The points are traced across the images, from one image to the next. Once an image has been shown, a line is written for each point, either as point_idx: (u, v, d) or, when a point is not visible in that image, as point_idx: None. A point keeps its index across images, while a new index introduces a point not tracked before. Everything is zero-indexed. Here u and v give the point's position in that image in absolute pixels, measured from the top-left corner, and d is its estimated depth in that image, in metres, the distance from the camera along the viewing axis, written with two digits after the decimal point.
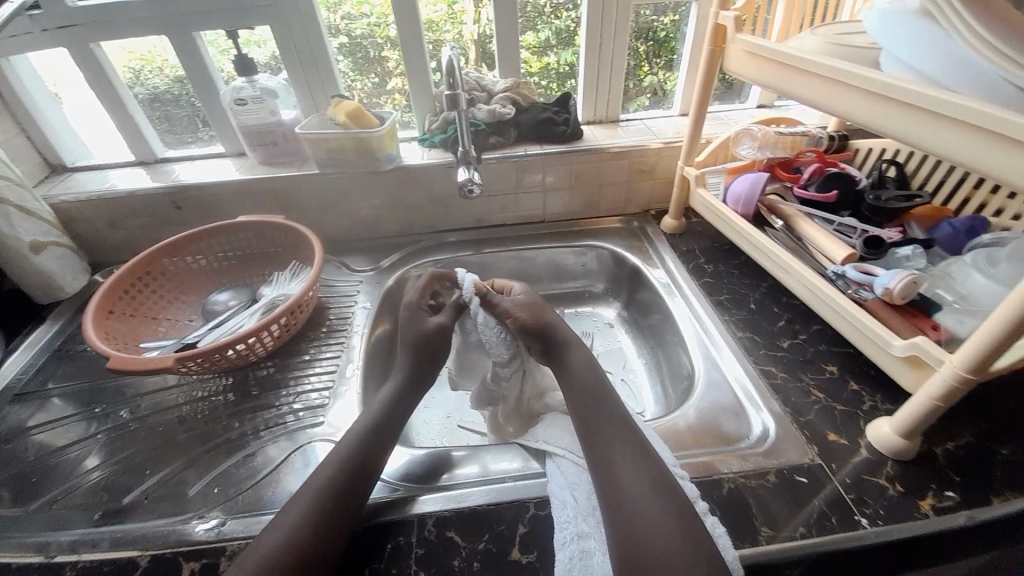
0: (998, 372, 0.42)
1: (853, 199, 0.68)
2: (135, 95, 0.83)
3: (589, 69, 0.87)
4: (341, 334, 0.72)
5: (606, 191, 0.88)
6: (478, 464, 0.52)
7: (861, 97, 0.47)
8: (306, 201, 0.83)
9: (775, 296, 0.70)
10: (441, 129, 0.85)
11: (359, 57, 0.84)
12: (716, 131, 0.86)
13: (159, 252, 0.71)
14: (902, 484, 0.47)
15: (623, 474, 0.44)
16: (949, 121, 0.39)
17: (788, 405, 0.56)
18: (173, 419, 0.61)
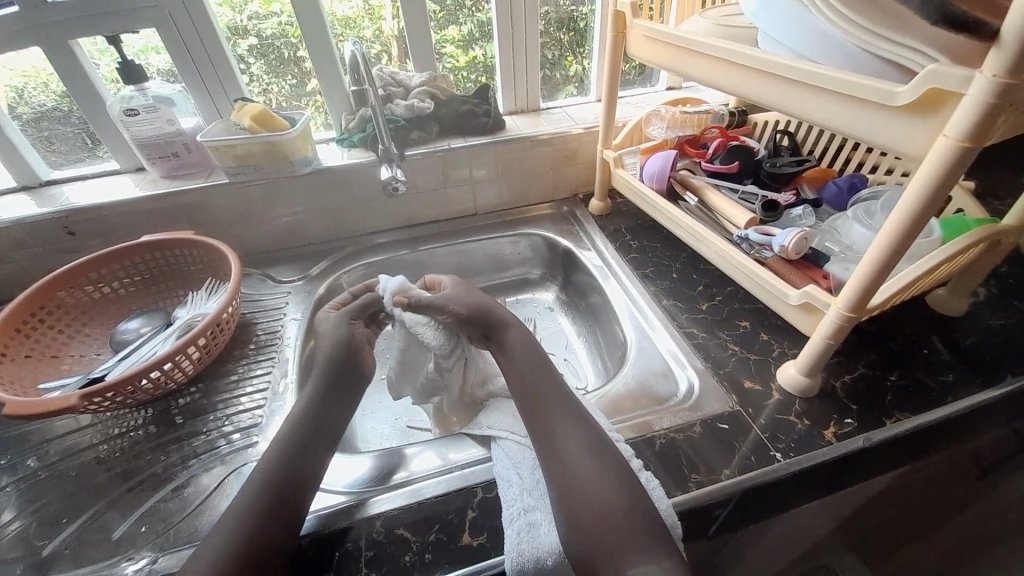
0: (876, 308, 0.48)
1: (752, 167, 0.73)
2: (18, 115, 0.74)
3: (506, 60, 0.88)
4: (271, 349, 0.69)
5: (533, 179, 0.90)
6: (437, 456, 0.52)
7: (746, 72, 0.50)
8: (222, 213, 0.78)
9: (694, 263, 0.75)
10: (359, 127, 0.82)
11: (272, 59, 0.79)
12: (630, 113, 0.90)
13: (55, 283, 0.65)
14: (808, 418, 0.53)
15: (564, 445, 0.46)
16: (816, 89, 0.43)
17: (710, 361, 0.60)
18: (90, 461, 0.56)
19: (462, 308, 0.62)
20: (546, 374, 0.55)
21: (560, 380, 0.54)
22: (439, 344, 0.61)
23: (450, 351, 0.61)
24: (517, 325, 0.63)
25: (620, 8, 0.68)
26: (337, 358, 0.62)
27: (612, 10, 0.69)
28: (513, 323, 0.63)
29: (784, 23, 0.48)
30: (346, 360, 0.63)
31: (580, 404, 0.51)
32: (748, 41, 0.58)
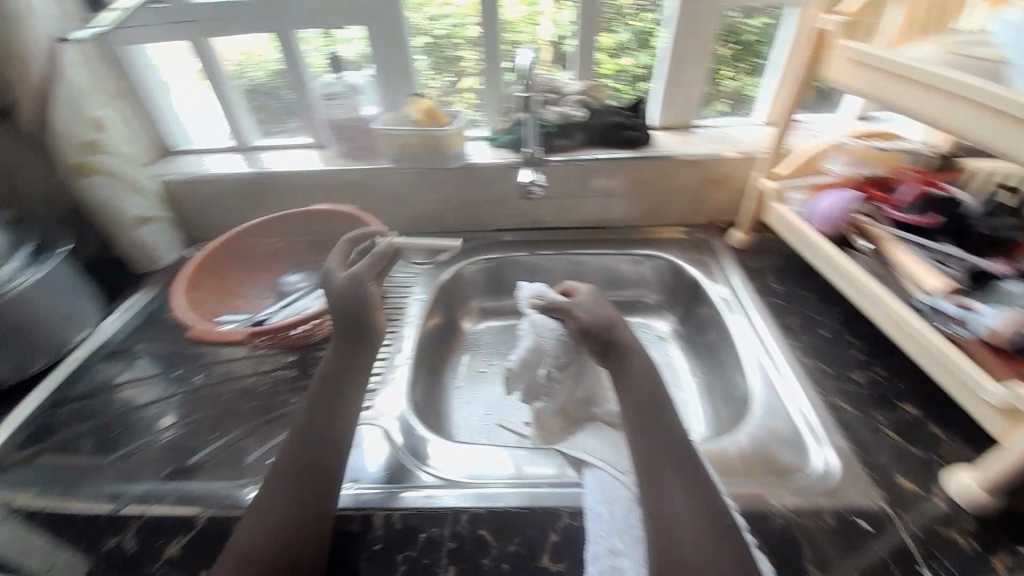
0: None
1: (956, 223, 0.59)
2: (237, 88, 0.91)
3: (671, 71, 0.83)
4: (393, 323, 0.75)
5: (671, 199, 0.85)
6: (513, 465, 0.54)
7: (983, 113, 0.42)
8: (377, 192, 0.87)
9: (851, 323, 0.65)
10: (508, 129, 0.86)
11: (437, 57, 0.87)
12: (802, 142, 0.80)
13: (243, 232, 0.78)
14: (981, 543, 0.42)
15: (673, 506, 0.41)
16: None
17: (855, 441, 0.51)
18: (241, 389, 0.67)
19: (587, 318, 0.59)
20: (665, 414, 0.48)
21: (678, 425, 0.48)
22: (563, 353, 0.61)
23: (568, 364, 0.61)
24: (638, 349, 0.55)
25: (821, 25, 0.60)
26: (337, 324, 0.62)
27: (812, 28, 0.62)
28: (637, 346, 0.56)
29: None
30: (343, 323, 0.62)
31: (699, 462, 0.44)
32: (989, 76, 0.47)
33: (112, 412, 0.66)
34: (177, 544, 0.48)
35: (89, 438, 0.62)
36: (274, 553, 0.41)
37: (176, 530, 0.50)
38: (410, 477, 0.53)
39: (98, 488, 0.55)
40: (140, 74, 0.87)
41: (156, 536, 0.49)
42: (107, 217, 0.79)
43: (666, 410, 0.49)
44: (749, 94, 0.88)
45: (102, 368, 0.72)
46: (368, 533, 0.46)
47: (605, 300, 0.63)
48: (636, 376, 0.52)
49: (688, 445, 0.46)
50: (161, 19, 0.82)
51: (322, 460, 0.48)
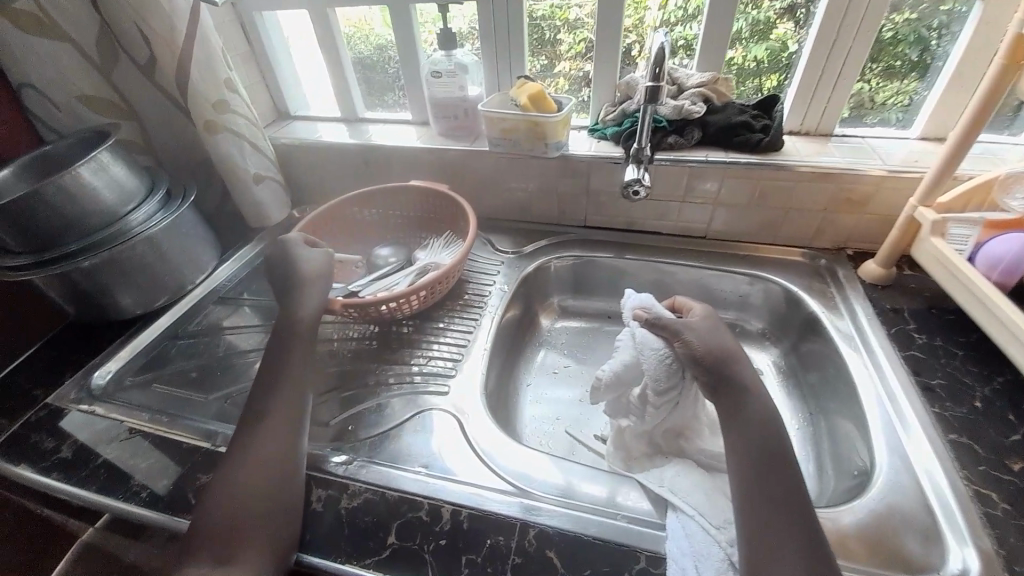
0: None
1: None
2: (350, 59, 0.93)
3: (809, 71, 0.73)
4: (475, 310, 0.74)
5: (793, 217, 0.75)
6: (564, 480, 0.50)
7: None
8: (473, 174, 0.86)
9: (1015, 398, 0.53)
10: (616, 121, 0.80)
11: (533, 39, 0.82)
12: (977, 166, 0.67)
13: (345, 204, 0.80)
14: None
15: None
16: None
17: (1009, 550, 0.42)
18: (328, 351, 0.69)
19: (699, 345, 0.51)
20: (787, 473, 0.42)
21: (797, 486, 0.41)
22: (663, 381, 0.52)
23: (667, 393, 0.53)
24: (759, 390, 0.48)
25: None
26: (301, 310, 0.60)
27: (1013, 33, 0.50)
28: (755, 387, 0.48)
29: None
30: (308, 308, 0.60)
31: (820, 538, 0.38)
32: None
33: (216, 352, 0.72)
34: None
35: (196, 374, 0.68)
36: (225, 534, 0.42)
37: None
38: (475, 470, 0.52)
39: (197, 422, 0.61)
40: (265, 37, 0.92)
41: None
42: (229, 172, 0.84)
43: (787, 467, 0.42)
44: (879, 100, 0.76)
45: (212, 311, 0.78)
46: (436, 525, 0.46)
47: (722, 326, 0.55)
48: (752, 419, 0.45)
49: (811, 515, 0.39)
50: None
51: (286, 450, 0.49)
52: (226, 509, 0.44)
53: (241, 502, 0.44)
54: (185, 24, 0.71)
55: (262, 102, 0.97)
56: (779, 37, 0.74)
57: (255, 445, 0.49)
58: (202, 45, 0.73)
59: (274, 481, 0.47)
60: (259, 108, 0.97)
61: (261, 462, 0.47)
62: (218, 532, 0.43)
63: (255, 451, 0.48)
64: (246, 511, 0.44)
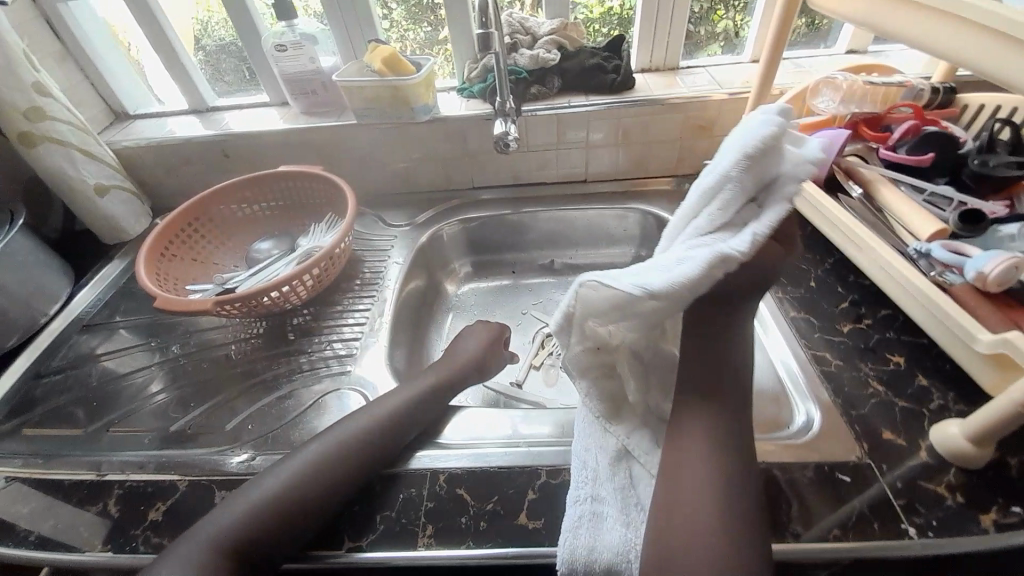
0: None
1: (952, 163, 0.58)
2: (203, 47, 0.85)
3: (647, 12, 0.77)
4: (374, 287, 0.73)
5: (655, 148, 0.81)
6: (509, 426, 0.53)
7: (970, 34, 0.40)
8: (348, 152, 0.83)
9: (841, 273, 0.63)
10: (480, 78, 0.80)
11: (413, 5, 0.80)
12: (793, 80, 0.76)
13: (208, 201, 0.75)
14: (963, 494, 0.42)
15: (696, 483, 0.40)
16: None
17: (839, 395, 0.51)
18: (221, 356, 0.66)
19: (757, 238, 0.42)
20: (738, 404, 0.44)
21: (734, 412, 0.44)
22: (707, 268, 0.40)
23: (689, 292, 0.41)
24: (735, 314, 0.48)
25: None
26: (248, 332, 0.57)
27: None
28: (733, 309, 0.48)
29: None
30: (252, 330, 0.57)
31: (743, 450, 0.42)
32: None
33: (90, 383, 0.65)
34: (159, 510, 0.49)
35: (72, 409, 0.62)
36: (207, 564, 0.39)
37: (156, 497, 0.50)
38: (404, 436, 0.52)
39: (81, 457, 0.55)
40: (76, 28, 0.80)
41: (137, 502, 0.50)
42: (64, 186, 0.74)
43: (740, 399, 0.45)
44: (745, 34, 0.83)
45: (78, 342, 0.70)
46: None
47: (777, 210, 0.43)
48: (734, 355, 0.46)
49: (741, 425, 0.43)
50: None
51: (377, 445, 0.47)
52: (280, 493, 0.43)
53: (297, 485, 0.43)
54: None
55: (92, 104, 0.86)
56: None
57: (337, 445, 0.46)
58: (4, 48, 0.64)
59: (358, 471, 0.45)
60: (88, 111, 0.86)
61: (338, 456, 0.45)
62: (274, 515, 0.41)
63: (328, 453, 0.46)
64: (303, 488, 0.43)
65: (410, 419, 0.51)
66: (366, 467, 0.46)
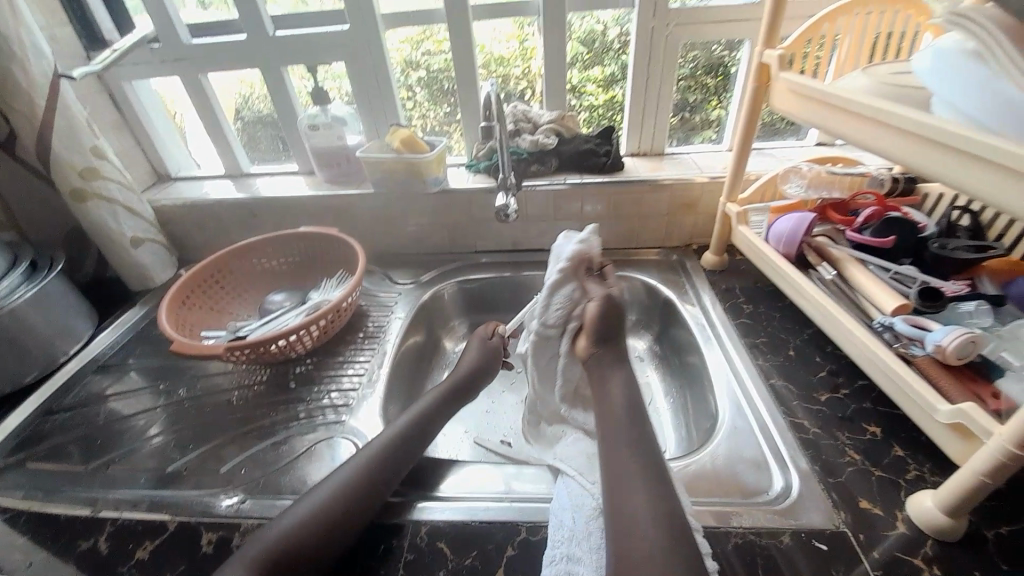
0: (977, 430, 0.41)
1: (914, 246, 0.64)
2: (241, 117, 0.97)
3: (636, 105, 0.88)
4: (375, 340, 0.77)
5: (644, 222, 0.88)
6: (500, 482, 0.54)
7: (901, 136, 0.47)
8: (364, 216, 0.91)
9: (819, 344, 0.66)
10: (487, 156, 0.89)
11: (434, 89, 0.91)
12: (767, 167, 0.85)
13: (231, 255, 0.81)
14: (940, 567, 0.43)
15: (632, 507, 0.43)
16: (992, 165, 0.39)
17: (818, 463, 0.52)
18: (222, 401, 0.69)
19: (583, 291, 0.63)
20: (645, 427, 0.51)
21: (646, 436, 0.50)
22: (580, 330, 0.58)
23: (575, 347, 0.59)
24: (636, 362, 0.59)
25: (765, 60, 0.63)
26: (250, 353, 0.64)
27: (755, 62, 0.65)
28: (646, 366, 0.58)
29: (964, 90, 0.45)
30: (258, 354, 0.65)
31: (663, 467, 0.47)
32: (921, 106, 0.51)
33: (95, 422, 0.67)
34: (145, 549, 0.50)
35: (72, 447, 0.64)
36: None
37: (144, 537, 0.51)
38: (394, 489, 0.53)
39: (77, 493, 0.57)
40: (136, 103, 0.92)
41: (126, 540, 0.51)
42: (104, 237, 0.82)
43: (642, 422, 0.52)
44: None
45: (90, 381, 0.74)
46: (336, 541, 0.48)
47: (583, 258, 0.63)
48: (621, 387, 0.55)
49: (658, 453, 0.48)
50: (154, 54, 0.86)
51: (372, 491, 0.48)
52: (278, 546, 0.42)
53: (299, 525, 0.43)
54: (45, 99, 0.71)
55: (139, 166, 0.96)
56: None
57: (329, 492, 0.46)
58: (65, 117, 0.73)
59: (355, 516, 0.46)
60: (134, 173, 0.96)
61: (335, 503, 0.45)
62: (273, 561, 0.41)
63: (322, 498, 0.46)
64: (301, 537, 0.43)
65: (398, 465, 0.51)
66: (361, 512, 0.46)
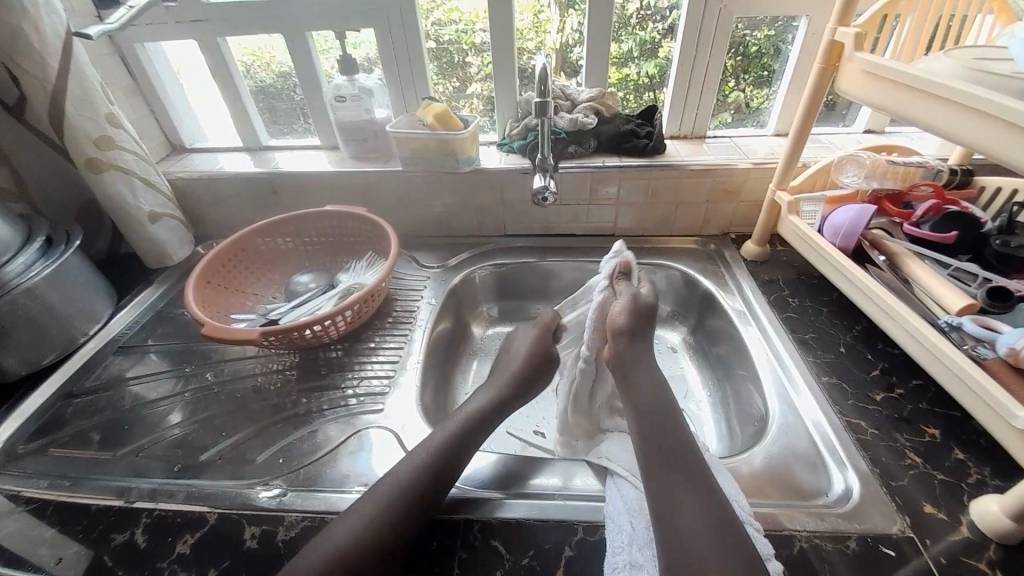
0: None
1: (975, 242, 0.61)
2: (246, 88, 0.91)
3: (678, 84, 0.84)
4: (405, 326, 0.75)
5: (682, 209, 0.85)
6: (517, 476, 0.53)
7: (990, 124, 0.43)
8: (390, 195, 0.87)
9: (869, 341, 0.65)
10: (521, 135, 0.85)
11: (443, 62, 0.87)
12: (817, 155, 0.81)
13: (255, 233, 0.78)
14: (1005, 572, 0.42)
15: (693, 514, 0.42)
16: None
17: (876, 465, 0.51)
18: (249, 387, 0.66)
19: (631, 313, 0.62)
20: (680, 434, 0.50)
21: (679, 443, 0.49)
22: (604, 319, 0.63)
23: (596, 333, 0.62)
24: None
25: (838, 37, 0.60)
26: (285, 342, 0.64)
27: (828, 40, 0.61)
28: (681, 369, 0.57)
29: None
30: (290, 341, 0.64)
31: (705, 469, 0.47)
32: (1014, 93, 0.48)
33: (119, 406, 0.65)
34: (186, 542, 0.48)
35: (95, 433, 0.62)
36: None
37: (185, 529, 0.50)
38: None
39: (106, 482, 0.55)
40: (149, 69, 0.87)
41: (165, 533, 0.49)
42: (120, 212, 0.78)
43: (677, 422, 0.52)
44: (756, 105, 0.89)
45: (111, 363, 0.71)
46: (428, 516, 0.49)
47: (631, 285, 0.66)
48: (643, 393, 0.55)
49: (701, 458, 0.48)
50: (169, 15, 0.81)
51: (426, 491, 0.46)
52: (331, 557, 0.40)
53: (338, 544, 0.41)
54: (59, 60, 0.66)
55: (152, 137, 0.92)
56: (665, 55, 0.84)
57: (380, 501, 0.44)
58: (79, 81, 0.69)
59: (408, 520, 0.44)
60: (148, 143, 0.91)
61: (386, 508, 0.44)
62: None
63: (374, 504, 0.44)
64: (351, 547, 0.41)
65: (450, 464, 0.49)
66: (416, 512, 0.45)
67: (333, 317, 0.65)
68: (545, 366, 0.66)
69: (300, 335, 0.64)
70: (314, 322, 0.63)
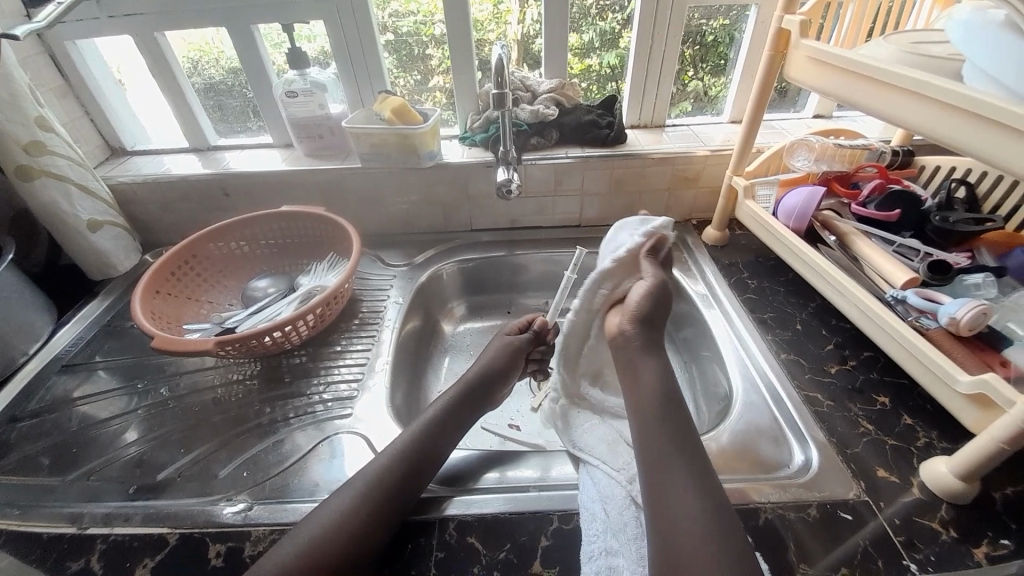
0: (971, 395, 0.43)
1: (917, 218, 0.64)
2: (192, 84, 0.86)
3: (636, 75, 0.84)
4: (373, 327, 0.73)
5: (645, 197, 0.86)
6: (497, 470, 0.54)
7: (924, 107, 0.46)
8: (350, 194, 0.85)
9: (824, 317, 0.68)
10: (483, 128, 0.84)
11: (403, 54, 0.84)
12: (770, 140, 0.84)
13: (204, 238, 0.74)
14: (955, 529, 0.45)
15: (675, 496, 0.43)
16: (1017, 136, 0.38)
17: (834, 435, 0.53)
18: (208, 400, 0.63)
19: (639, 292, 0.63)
20: (679, 417, 0.51)
21: (667, 426, 0.50)
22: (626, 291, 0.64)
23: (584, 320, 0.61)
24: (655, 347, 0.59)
25: (785, 25, 0.61)
26: (243, 349, 0.61)
27: (775, 28, 0.63)
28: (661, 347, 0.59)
29: (995, 51, 0.44)
30: (247, 349, 0.61)
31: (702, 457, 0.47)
32: (948, 76, 0.50)
33: (67, 428, 0.61)
34: (146, 566, 0.46)
35: (41, 458, 0.58)
36: None
37: (143, 552, 0.47)
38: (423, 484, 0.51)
39: (57, 508, 0.52)
40: (80, 67, 0.81)
41: (122, 558, 0.47)
42: (56, 223, 0.73)
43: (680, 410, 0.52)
44: (715, 93, 0.90)
45: (55, 383, 0.67)
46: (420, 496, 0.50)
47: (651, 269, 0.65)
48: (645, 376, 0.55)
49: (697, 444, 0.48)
50: (101, 10, 0.76)
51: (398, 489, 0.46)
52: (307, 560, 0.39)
53: (317, 547, 0.40)
54: None
55: (89, 139, 0.86)
56: (625, 45, 0.84)
57: (353, 501, 0.44)
58: (5, 83, 0.64)
59: (385, 521, 0.43)
60: (84, 147, 0.85)
61: (360, 510, 0.43)
62: None
63: (345, 502, 0.43)
64: (330, 548, 0.40)
65: (425, 466, 0.48)
66: (394, 511, 0.44)
67: (294, 322, 0.62)
68: (515, 362, 0.65)
69: (261, 341, 0.61)
70: (273, 327, 0.60)
